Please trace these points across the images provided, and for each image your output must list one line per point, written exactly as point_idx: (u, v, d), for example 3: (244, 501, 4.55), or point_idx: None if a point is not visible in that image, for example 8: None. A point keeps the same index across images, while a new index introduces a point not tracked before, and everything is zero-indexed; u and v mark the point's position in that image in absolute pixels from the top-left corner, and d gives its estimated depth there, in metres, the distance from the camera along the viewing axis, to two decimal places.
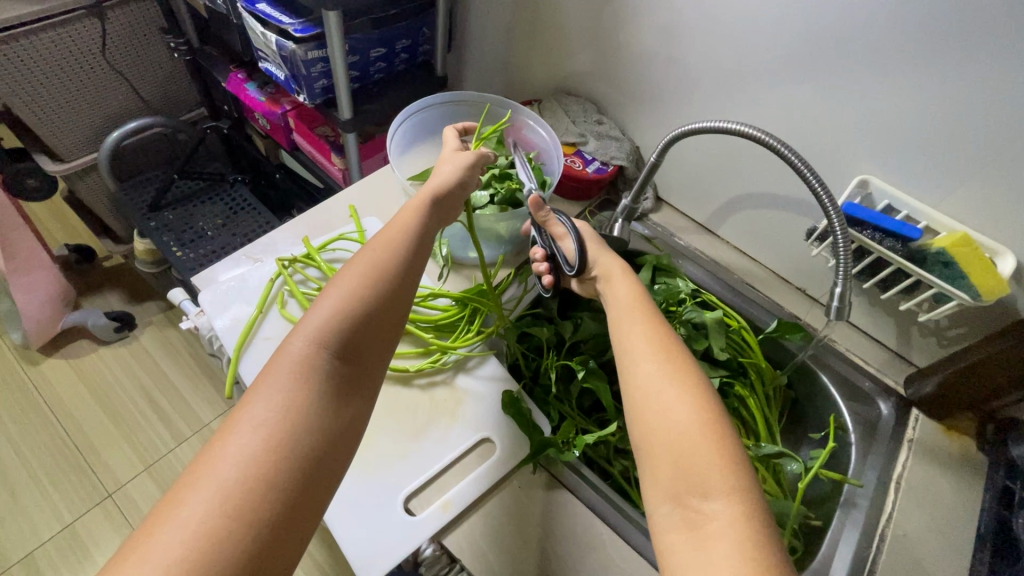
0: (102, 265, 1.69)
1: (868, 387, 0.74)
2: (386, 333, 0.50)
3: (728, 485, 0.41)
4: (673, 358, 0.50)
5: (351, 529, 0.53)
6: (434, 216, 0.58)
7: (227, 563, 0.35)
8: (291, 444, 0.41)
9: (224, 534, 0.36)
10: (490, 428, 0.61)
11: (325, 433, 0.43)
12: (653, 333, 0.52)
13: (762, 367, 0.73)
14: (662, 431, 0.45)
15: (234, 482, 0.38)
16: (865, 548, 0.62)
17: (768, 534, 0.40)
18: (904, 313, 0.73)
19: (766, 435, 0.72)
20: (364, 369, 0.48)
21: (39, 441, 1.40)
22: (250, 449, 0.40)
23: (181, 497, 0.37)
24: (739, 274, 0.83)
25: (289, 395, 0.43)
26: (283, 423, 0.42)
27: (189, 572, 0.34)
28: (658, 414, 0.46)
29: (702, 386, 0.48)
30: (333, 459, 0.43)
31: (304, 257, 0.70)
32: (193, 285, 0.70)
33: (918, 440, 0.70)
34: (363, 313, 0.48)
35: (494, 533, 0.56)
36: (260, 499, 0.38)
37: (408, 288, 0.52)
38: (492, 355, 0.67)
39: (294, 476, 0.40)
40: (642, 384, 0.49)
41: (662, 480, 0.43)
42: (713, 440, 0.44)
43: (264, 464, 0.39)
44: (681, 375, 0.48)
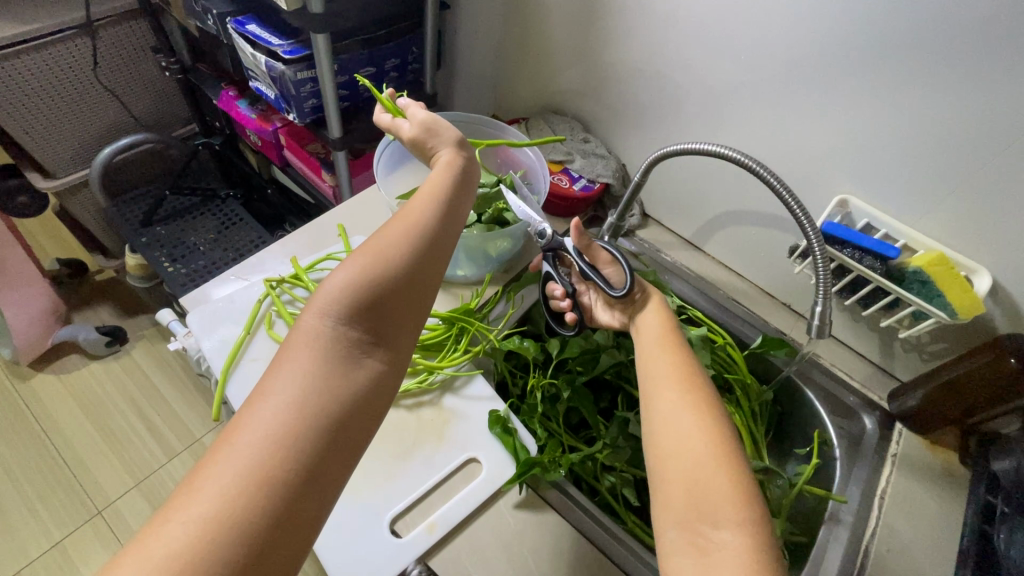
0: (93, 279, 1.69)
1: (852, 402, 0.75)
2: (408, 300, 0.49)
3: (738, 517, 0.43)
4: (695, 386, 0.51)
5: (337, 551, 0.53)
6: (458, 182, 0.57)
7: (245, 529, 0.36)
8: (309, 413, 0.41)
9: (242, 502, 0.36)
10: (477, 448, 0.61)
11: (344, 402, 0.43)
12: (677, 364, 0.53)
13: (747, 383, 0.74)
14: (678, 461, 0.47)
15: (255, 455, 0.38)
16: (849, 563, 0.62)
17: (772, 568, 0.41)
18: (886, 329, 0.74)
19: (752, 450, 0.72)
20: (385, 344, 0.48)
21: (28, 457, 1.39)
22: (272, 423, 0.40)
23: (206, 467, 0.38)
24: (725, 290, 0.84)
25: (311, 369, 0.43)
26: (302, 391, 0.42)
27: (209, 537, 0.35)
28: (676, 440, 0.48)
29: (723, 419, 0.49)
30: (353, 429, 0.43)
31: (292, 277, 0.70)
32: (182, 306, 0.70)
33: (901, 454, 0.71)
34: (380, 287, 0.47)
35: (480, 553, 0.56)
36: (278, 465, 0.38)
37: (430, 258, 0.51)
38: (480, 373, 0.67)
39: (311, 451, 0.40)
40: (661, 409, 0.50)
41: (673, 504, 0.45)
42: (728, 469, 0.45)
43: (283, 431, 0.40)
44: (701, 405, 0.49)
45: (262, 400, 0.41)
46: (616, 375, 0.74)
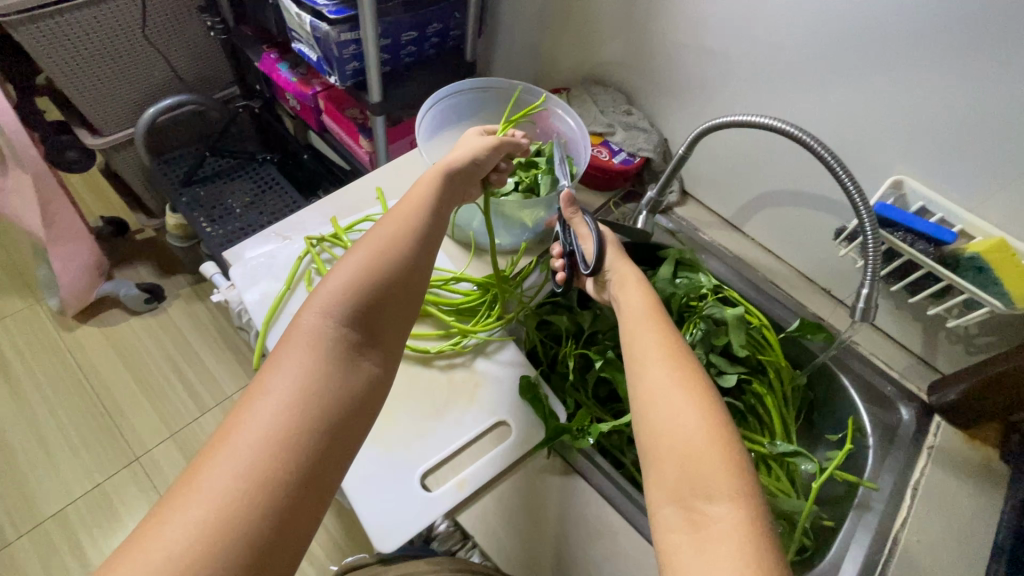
0: (134, 238, 1.75)
1: (889, 392, 0.74)
2: (401, 303, 0.52)
3: (732, 489, 0.42)
4: (682, 364, 0.51)
5: (368, 500, 0.55)
6: (447, 193, 0.60)
7: (257, 520, 0.37)
8: (310, 407, 0.43)
9: (253, 485, 0.38)
10: (507, 412, 0.62)
11: (344, 398, 0.45)
12: (664, 340, 0.53)
13: (782, 366, 0.72)
14: (670, 437, 0.46)
15: (260, 443, 0.40)
16: (877, 550, 0.61)
17: (768, 536, 0.40)
18: (932, 318, 0.72)
19: (783, 434, 0.71)
20: (381, 338, 0.50)
21: (72, 403, 1.47)
22: (275, 412, 0.42)
23: (213, 458, 0.39)
24: (763, 272, 0.82)
25: (311, 361, 0.45)
26: (302, 387, 0.44)
27: (223, 519, 0.36)
28: (666, 417, 0.47)
29: (710, 393, 0.49)
30: (355, 415, 0.45)
31: (332, 236, 0.70)
32: (224, 259, 0.71)
33: (938, 447, 0.69)
34: (373, 285, 0.50)
35: (506, 512, 0.57)
36: (284, 460, 0.40)
37: (423, 262, 0.54)
38: (512, 340, 0.68)
39: (316, 437, 0.42)
40: (650, 388, 0.50)
41: (666, 481, 0.44)
42: (719, 444, 0.45)
43: (286, 427, 0.41)
44: (691, 383, 0.49)
45: (262, 400, 0.43)
46: None
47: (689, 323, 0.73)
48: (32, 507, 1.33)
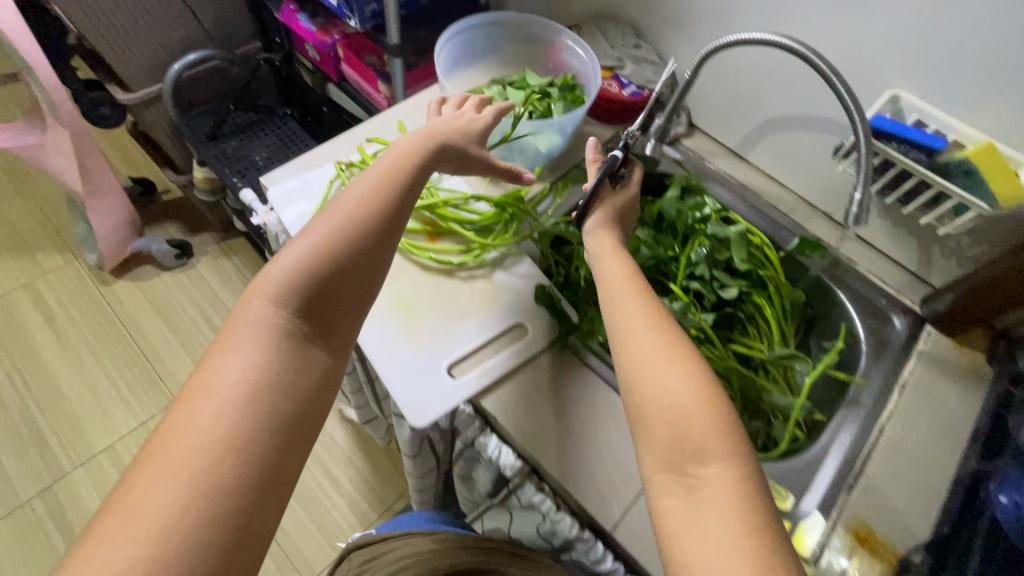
0: (162, 198, 1.82)
1: (884, 304, 0.78)
2: (350, 293, 0.53)
3: (725, 451, 0.45)
4: (669, 330, 0.52)
5: (402, 386, 0.62)
6: (416, 176, 0.59)
7: (213, 518, 0.39)
8: (257, 403, 0.44)
9: (200, 489, 0.39)
10: (524, 316, 0.68)
11: (293, 390, 0.46)
12: (650, 310, 0.54)
13: (782, 281, 0.77)
14: (661, 404, 0.48)
15: (205, 444, 0.41)
16: (864, 437, 0.67)
17: (759, 496, 0.43)
18: (926, 232, 0.76)
19: (781, 341, 0.76)
20: (327, 329, 0.51)
21: (114, 350, 1.57)
22: (217, 412, 0.43)
23: (154, 463, 0.40)
24: (765, 197, 0.86)
25: (254, 356, 0.46)
26: (246, 383, 0.45)
27: (176, 522, 0.38)
28: (657, 388, 0.48)
29: (697, 359, 0.50)
30: (306, 406, 0.47)
31: (359, 161, 0.75)
32: (261, 186, 0.77)
33: (927, 351, 0.74)
34: (317, 279, 0.50)
35: (524, 398, 0.63)
36: (235, 458, 0.41)
37: (377, 253, 0.54)
38: (527, 255, 0.73)
39: (266, 433, 0.43)
40: (643, 354, 0.51)
41: (656, 448, 0.46)
42: (709, 412, 0.46)
43: (234, 425, 0.42)
44: (677, 353, 0.50)
45: (205, 400, 0.43)
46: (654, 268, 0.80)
47: (693, 241, 0.78)
48: (83, 442, 1.44)
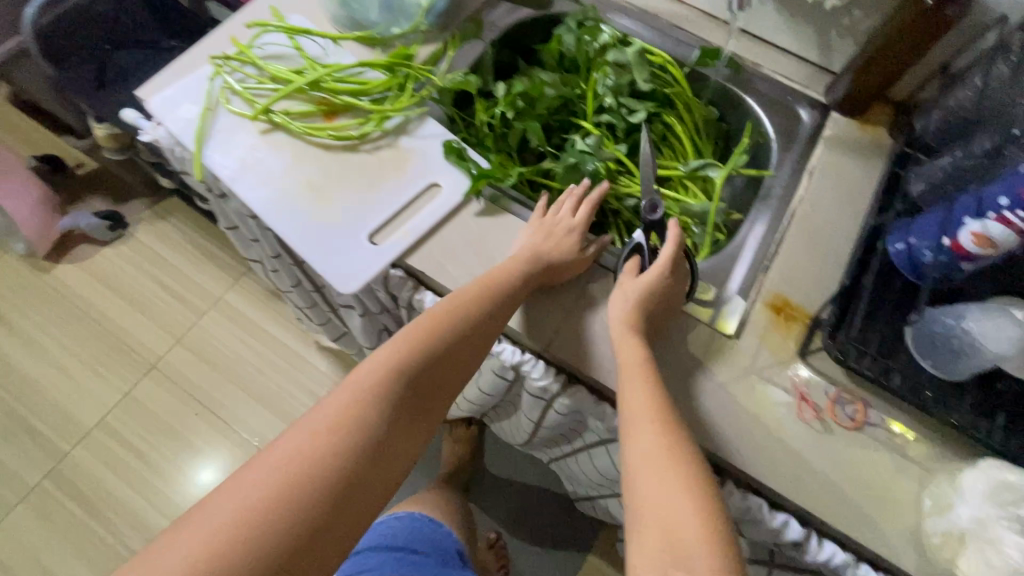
0: (75, 173, 1.72)
1: (790, 100, 0.79)
2: (449, 376, 0.56)
3: (710, 551, 0.40)
4: (665, 421, 0.49)
5: (328, 259, 0.63)
6: (522, 282, 0.60)
7: (275, 542, 0.42)
8: (341, 452, 0.47)
9: (249, 527, 0.41)
10: (437, 175, 0.68)
11: (385, 451, 0.49)
12: (654, 397, 0.51)
13: (688, 96, 0.77)
14: (654, 505, 0.44)
15: (281, 475, 0.44)
16: (777, 223, 0.71)
17: None
18: (820, 16, 0.76)
19: (694, 156, 0.78)
20: (421, 409, 0.54)
21: (76, 332, 1.55)
22: (300, 448, 0.46)
23: (241, 475, 0.44)
24: (667, 18, 0.84)
25: (353, 407, 0.49)
26: (341, 427, 0.48)
27: (222, 552, 0.40)
28: (648, 485, 0.45)
29: (696, 465, 0.46)
30: (376, 480, 0.48)
31: (236, 53, 0.71)
32: (139, 100, 0.72)
33: (833, 136, 0.76)
34: (422, 359, 0.54)
35: (450, 249, 0.65)
36: (311, 493, 0.44)
37: (475, 338, 0.57)
38: (431, 116, 0.72)
39: (337, 489, 0.45)
40: (634, 453, 0.47)
41: (647, 550, 0.42)
42: (701, 514, 0.42)
43: (321, 461, 0.45)
44: (673, 453, 0.46)
45: (300, 429, 0.47)
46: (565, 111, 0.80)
47: (596, 73, 0.77)
48: (74, 423, 1.46)
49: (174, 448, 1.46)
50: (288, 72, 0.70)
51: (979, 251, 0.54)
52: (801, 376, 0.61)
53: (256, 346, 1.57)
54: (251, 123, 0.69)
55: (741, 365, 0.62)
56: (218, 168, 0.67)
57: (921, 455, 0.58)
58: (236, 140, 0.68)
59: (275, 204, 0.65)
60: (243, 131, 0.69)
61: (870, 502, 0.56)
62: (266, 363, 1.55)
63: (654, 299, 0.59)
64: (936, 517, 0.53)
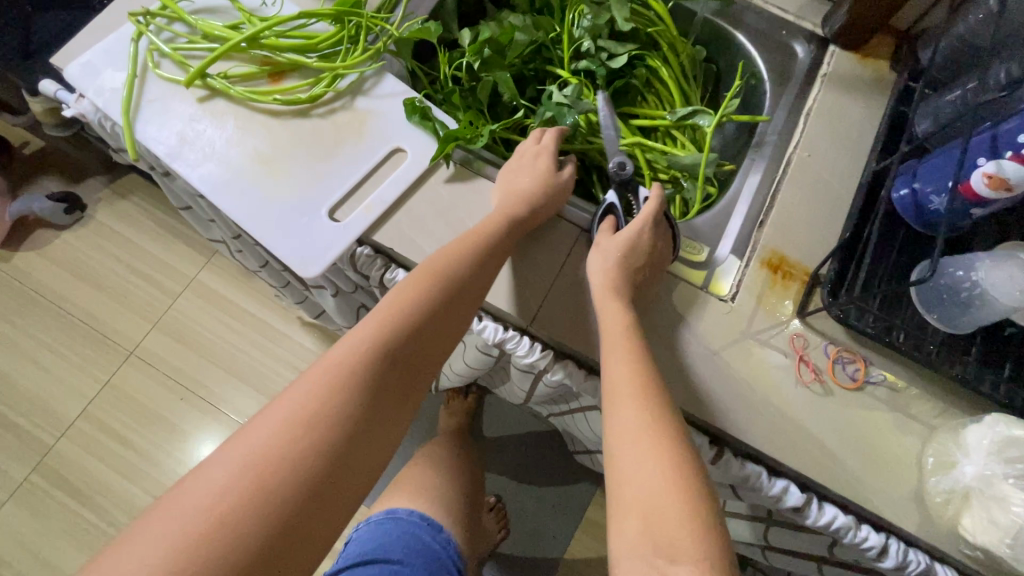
0: (22, 153, 1.60)
1: (784, 35, 0.73)
2: (435, 349, 0.49)
3: (699, 551, 0.37)
4: (654, 398, 0.45)
5: (286, 240, 0.57)
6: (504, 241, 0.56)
7: (237, 541, 0.36)
8: (319, 430, 0.41)
9: (216, 517, 0.36)
10: (400, 138, 0.61)
11: (363, 435, 0.42)
12: (635, 366, 0.47)
13: (674, 34, 0.70)
14: (633, 489, 0.41)
15: (251, 457, 0.38)
16: (773, 173, 0.66)
17: None
18: None
19: (682, 101, 0.72)
20: (408, 384, 0.47)
21: (45, 323, 1.49)
22: (273, 427, 0.40)
23: (208, 461, 0.39)
24: None
25: (330, 381, 0.43)
26: (316, 402, 0.42)
27: (184, 548, 0.35)
28: (631, 466, 0.42)
29: (678, 438, 0.43)
30: (358, 463, 0.42)
31: (160, 8, 0.62)
32: (55, 68, 0.64)
33: (831, 74, 0.69)
34: (406, 328, 0.48)
35: (419, 223, 0.59)
36: (279, 480, 0.38)
37: (463, 300, 0.51)
38: (389, 72, 0.64)
39: (314, 472, 0.39)
40: (618, 427, 0.44)
41: (628, 534, 0.39)
42: (689, 497, 0.39)
43: (288, 445, 0.39)
44: (662, 427, 0.43)
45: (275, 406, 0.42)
46: (540, 58, 0.73)
47: (573, 13, 0.69)
48: (56, 415, 1.42)
49: (162, 433, 1.43)
50: (221, 27, 0.61)
51: (992, 194, 0.50)
52: (801, 338, 0.58)
53: (236, 326, 1.52)
54: (185, 90, 0.61)
55: (738, 329, 0.58)
56: (152, 144, 0.59)
57: (923, 411, 0.55)
58: (171, 111, 0.61)
59: (220, 181, 0.59)
60: (178, 100, 0.61)
61: (872, 463, 0.54)
62: (248, 342, 1.51)
63: (634, 256, 0.56)
64: (939, 475, 0.52)
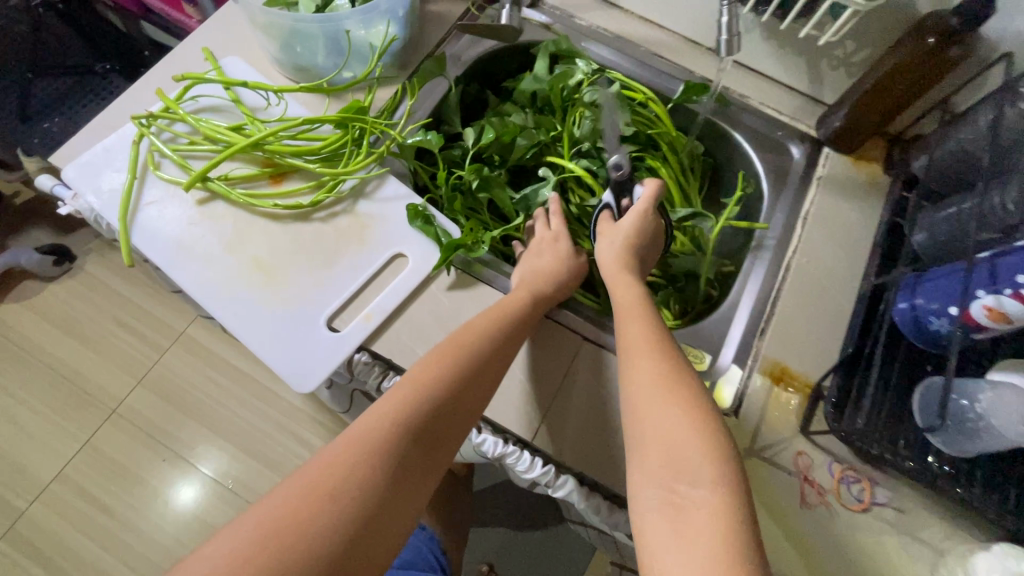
0: (13, 203, 1.58)
1: (780, 136, 0.74)
2: (468, 411, 0.48)
3: (715, 474, 0.39)
4: (669, 355, 0.48)
5: (281, 352, 0.56)
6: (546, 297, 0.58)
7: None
8: (368, 460, 0.41)
9: (269, 541, 0.36)
10: (402, 243, 0.61)
11: (393, 498, 0.41)
12: (650, 329, 0.50)
13: (673, 137, 0.71)
14: (655, 431, 0.43)
15: (306, 485, 0.39)
16: (772, 278, 0.66)
17: (748, 537, 0.37)
18: (811, 47, 0.69)
19: (681, 201, 0.73)
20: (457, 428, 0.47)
21: (26, 379, 1.44)
22: (327, 458, 0.41)
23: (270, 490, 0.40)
24: (647, 47, 0.77)
25: (382, 417, 0.44)
26: (368, 432, 0.43)
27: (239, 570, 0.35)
28: (653, 411, 0.44)
29: (696, 392, 0.45)
30: (404, 497, 0.42)
31: (163, 111, 0.62)
32: (53, 166, 0.63)
33: (827, 176, 0.71)
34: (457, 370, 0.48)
35: (419, 332, 0.59)
36: (302, 541, 0.37)
37: (509, 345, 0.53)
38: (391, 174, 0.64)
39: (365, 501, 0.40)
40: (638, 379, 0.47)
41: (648, 466, 0.42)
42: (705, 431, 0.42)
43: (315, 504, 0.38)
44: (677, 378, 0.46)
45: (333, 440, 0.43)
46: (541, 155, 0.74)
47: (573, 114, 0.70)
48: (31, 477, 1.37)
49: (142, 496, 1.37)
50: (224, 132, 0.61)
51: (993, 324, 0.50)
52: (807, 457, 0.57)
53: (224, 382, 1.48)
54: (185, 192, 0.61)
55: (742, 446, 0.57)
56: (150, 248, 0.58)
57: (931, 534, 0.54)
58: (170, 214, 0.60)
59: (218, 288, 0.58)
60: (177, 202, 0.60)
61: None
62: (235, 399, 1.47)
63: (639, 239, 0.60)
64: None
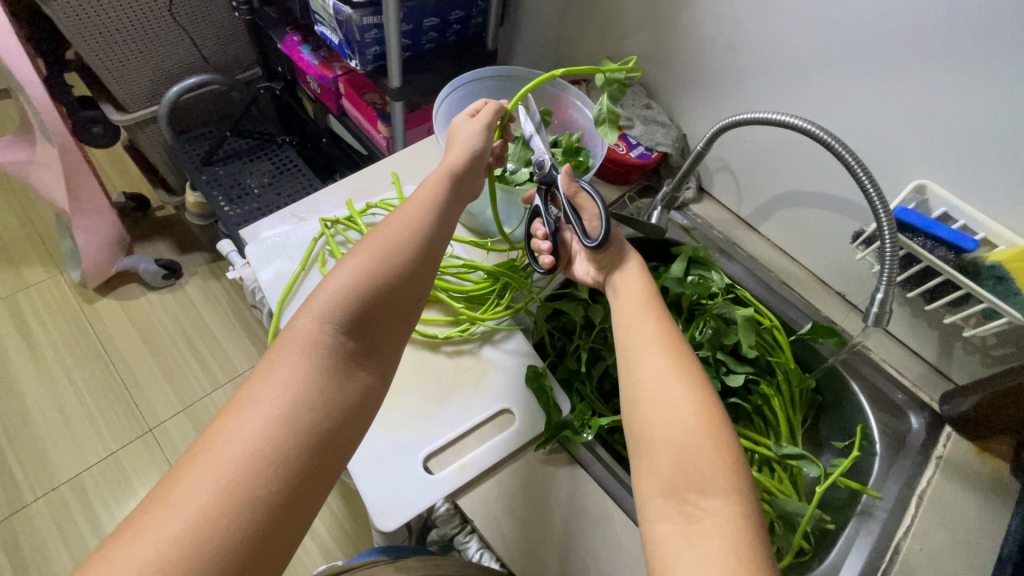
0: (155, 215, 1.78)
1: (900, 400, 0.72)
2: (392, 321, 0.52)
3: (727, 486, 0.43)
4: (674, 352, 0.51)
5: (370, 479, 0.56)
6: (452, 197, 0.60)
7: (231, 550, 0.38)
8: (300, 413, 0.44)
9: (225, 503, 0.38)
10: (512, 400, 0.63)
11: (331, 413, 0.45)
12: (660, 327, 0.53)
13: (791, 367, 0.72)
14: (667, 431, 0.46)
15: (245, 450, 0.41)
16: (877, 558, 0.61)
17: (757, 543, 0.41)
18: (948, 326, 0.70)
19: (789, 435, 0.71)
20: (376, 344, 0.50)
21: (91, 372, 1.51)
22: (263, 423, 0.42)
23: (202, 458, 0.40)
24: (778, 274, 0.81)
25: (297, 367, 0.46)
26: (290, 391, 0.44)
27: (199, 536, 0.37)
28: (663, 413, 0.47)
29: (708, 394, 0.48)
30: (341, 427, 0.46)
31: (347, 219, 0.70)
32: (241, 238, 0.72)
33: (947, 458, 0.67)
34: (374, 295, 0.50)
35: (506, 498, 0.58)
36: (266, 482, 0.40)
37: (430, 260, 0.55)
38: (519, 330, 0.68)
39: (304, 440, 0.43)
40: (648, 380, 0.50)
41: (659, 473, 0.45)
42: (718, 444, 0.45)
43: (260, 464, 0.40)
44: (686, 373, 0.49)
45: (249, 407, 0.43)
46: None
47: (699, 321, 0.72)
48: (50, 471, 1.37)
49: None
50: None
51: None
52: None
53: None
54: None
55: None
56: None
57: None
58: None
59: None
60: None
61: None
62: None
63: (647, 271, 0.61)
64: None
